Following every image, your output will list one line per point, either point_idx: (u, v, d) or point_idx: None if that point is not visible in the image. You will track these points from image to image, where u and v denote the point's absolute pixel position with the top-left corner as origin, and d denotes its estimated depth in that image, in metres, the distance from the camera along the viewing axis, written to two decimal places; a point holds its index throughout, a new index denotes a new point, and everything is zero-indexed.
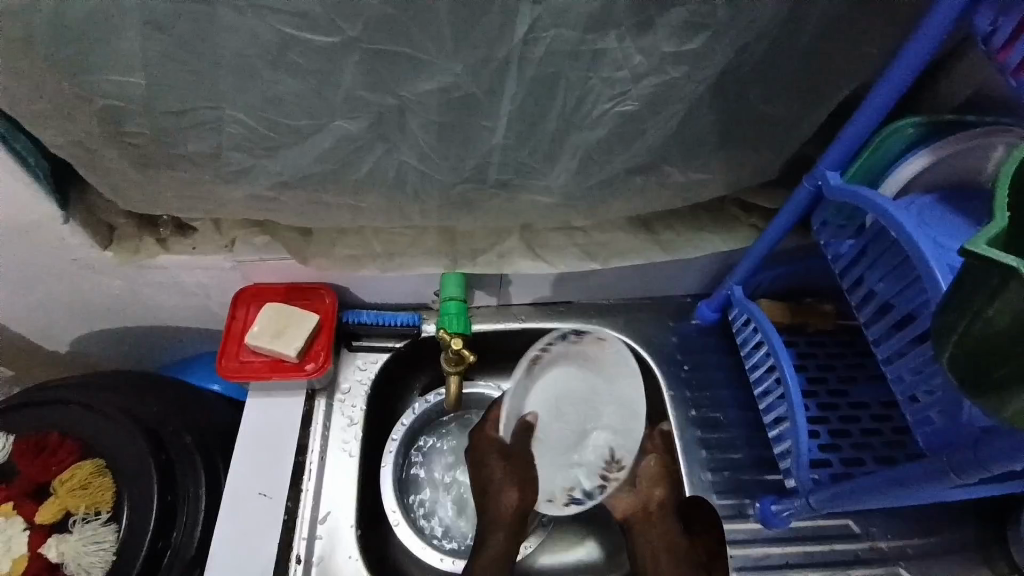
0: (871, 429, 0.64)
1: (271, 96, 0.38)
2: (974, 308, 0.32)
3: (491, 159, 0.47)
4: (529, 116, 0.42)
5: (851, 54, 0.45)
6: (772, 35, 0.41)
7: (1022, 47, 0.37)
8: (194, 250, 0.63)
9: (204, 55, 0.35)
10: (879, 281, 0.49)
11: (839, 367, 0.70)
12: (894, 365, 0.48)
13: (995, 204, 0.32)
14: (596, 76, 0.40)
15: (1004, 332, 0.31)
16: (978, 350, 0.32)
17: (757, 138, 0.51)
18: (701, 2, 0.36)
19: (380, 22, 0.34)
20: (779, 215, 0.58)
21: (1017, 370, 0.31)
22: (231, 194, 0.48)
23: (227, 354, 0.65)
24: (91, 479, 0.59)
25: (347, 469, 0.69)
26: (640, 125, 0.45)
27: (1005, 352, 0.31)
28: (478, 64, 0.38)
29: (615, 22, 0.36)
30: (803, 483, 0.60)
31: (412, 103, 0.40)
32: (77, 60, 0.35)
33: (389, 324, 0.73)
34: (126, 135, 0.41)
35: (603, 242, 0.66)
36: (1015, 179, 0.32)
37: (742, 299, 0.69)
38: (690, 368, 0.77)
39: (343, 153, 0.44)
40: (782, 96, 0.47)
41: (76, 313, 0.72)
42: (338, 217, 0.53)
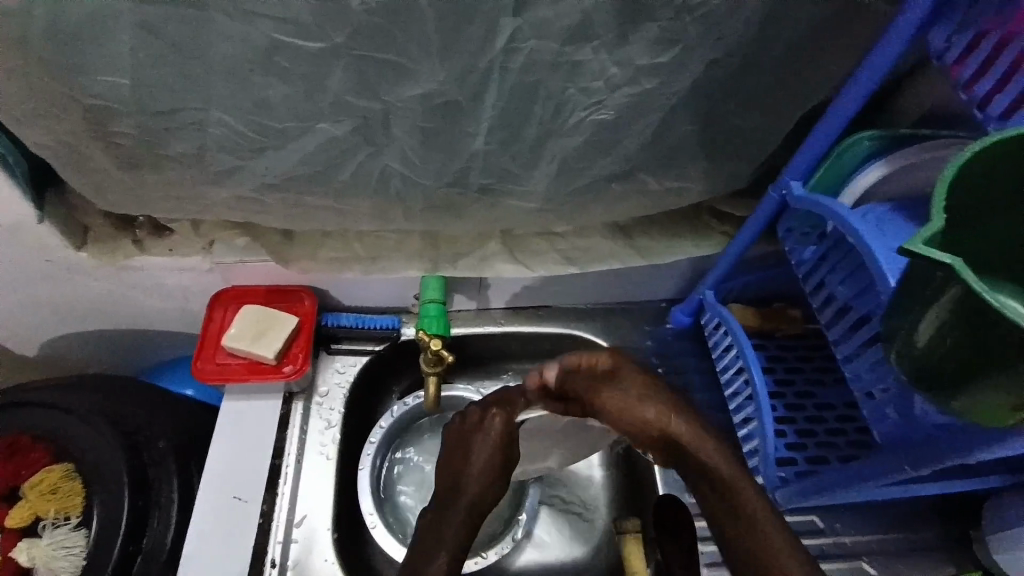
0: (836, 429, 0.67)
1: (258, 98, 0.39)
2: (922, 302, 0.35)
3: (474, 164, 0.48)
4: (510, 123, 0.44)
5: (812, 71, 0.48)
6: (739, 51, 0.44)
7: (976, 62, 0.41)
8: (172, 252, 0.63)
9: (192, 56, 0.36)
10: (839, 284, 0.51)
11: (805, 370, 0.73)
12: (853, 364, 0.50)
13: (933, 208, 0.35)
14: (575, 86, 0.42)
15: (948, 322, 0.33)
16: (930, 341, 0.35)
17: (726, 149, 0.53)
18: (673, 19, 0.38)
19: (367, 30, 0.35)
20: (747, 223, 0.61)
21: (966, 355, 0.33)
22: (215, 195, 0.49)
23: (205, 356, 0.65)
24: (60, 484, 0.58)
25: (324, 472, 0.69)
26: (617, 134, 0.47)
27: (953, 339, 0.33)
28: (462, 71, 0.39)
29: (593, 36, 0.38)
30: (771, 479, 0.63)
31: (397, 108, 0.41)
32: (64, 58, 0.35)
33: (370, 327, 0.74)
34: (110, 133, 0.41)
35: (581, 247, 0.68)
36: (953, 181, 0.34)
37: (714, 303, 0.72)
38: (665, 371, 0.79)
39: (328, 156, 0.45)
40: (749, 109, 0.50)
41: (48, 315, 0.71)
42: (321, 219, 0.53)
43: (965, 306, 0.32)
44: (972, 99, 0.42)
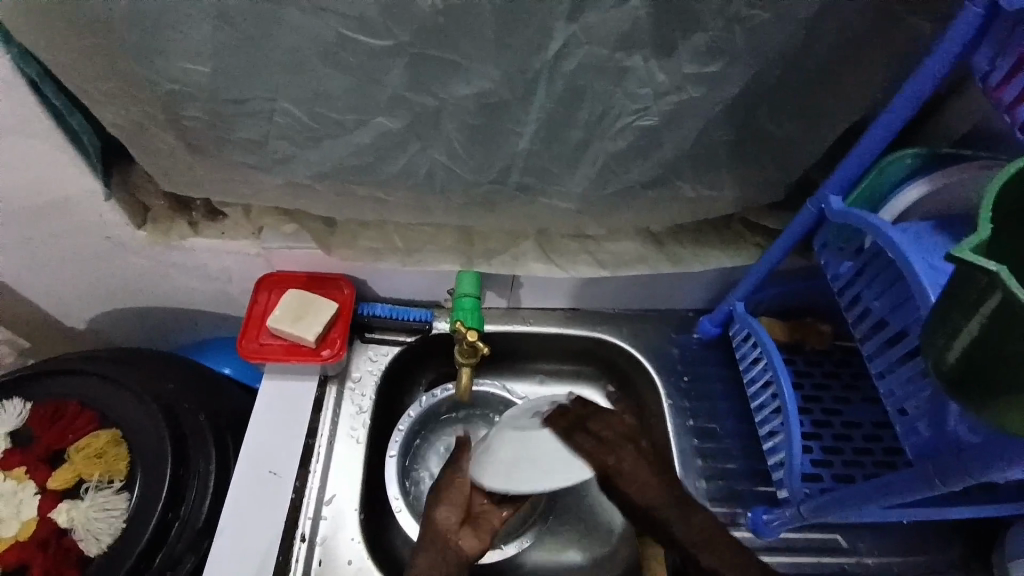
0: (862, 448, 0.66)
1: (320, 91, 0.41)
2: (964, 311, 0.34)
3: (517, 163, 0.50)
4: (556, 124, 0.46)
5: (857, 87, 0.48)
6: (785, 64, 0.44)
7: (1019, 83, 0.40)
8: (222, 235, 0.66)
9: (264, 49, 0.38)
10: (875, 298, 0.52)
11: (833, 387, 0.73)
12: (887, 379, 0.51)
13: (980, 216, 0.34)
14: (622, 91, 0.43)
15: (988, 335, 0.33)
16: (972, 351, 0.34)
17: (766, 160, 0.54)
18: (723, 29, 0.40)
19: (429, 30, 0.37)
20: (780, 237, 0.62)
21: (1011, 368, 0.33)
22: (270, 182, 0.51)
23: (248, 336, 0.68)
24: (107, 448, 0.61)
25: (353, 455, 0.72)
26: (660, 139, 0.48)
27: (995, 350, 0.33)
28: (514, 72, 0.41)
29: (642, 44, 0.39)
30: (794, 492, 0.61)
31: (450, 106, 0.43)
32: (150, 46, 0.38)
33: (403, 318, 0.76)
34: (182, 118, 0.44)
35: (613, 251, 0.69)
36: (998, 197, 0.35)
37: (743, 314, 0.72)
38: (689, 380, 0.80)
39: (380, 149, 0.47)
40: (791, 121, 0.50)
41: (101, 290, 0.74)
42: (367, 209, 0.56)
43: (1006, 317, 0.32)
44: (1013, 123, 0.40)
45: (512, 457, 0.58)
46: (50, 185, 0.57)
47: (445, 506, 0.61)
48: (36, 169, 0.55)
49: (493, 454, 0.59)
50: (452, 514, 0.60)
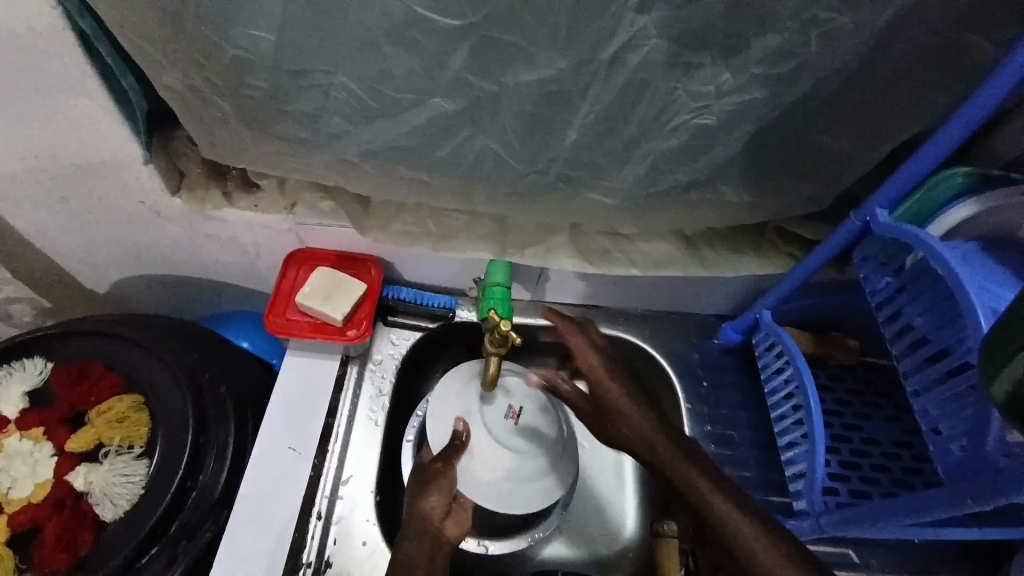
0: (881, 465, 0.66)
1: (382, 68, 0.41)
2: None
3: (567, 154, 0.49)
4: (613, 118, 0.45)
5: (916, 103, 0.48)
6: (850, 73, 0.44)
7: None
8: (256, 208, 0.65)
9: (332, 22, 0.38)
10: (918, 316, 0.51)
11: (854, 402, 0.72)
12: (923, 398, 0.51)
13: None
14: (684, 88, 0.42)
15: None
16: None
17: (814, 168, 0.53)
18: (795, 32, 0.39)
19: (502, 13, 0.37)
20: (818, 248, 0.61)
21: None
22: (317, 156, 0.51)
23: (276, 310, 0.67)
24: (129, 413, 0.61)
25: (371, 436, 0.72)
26: (712, 141, 0.48)
27: None
28: (580, 62, 0.40)
29: (712, 42, 0.39)
30: (815, 504, 0.61)
31: (509, 91, 0.43)
32: (219, 9, 0.38)
33: (428, 304, 0.76)
34: (242, 86, 0.44)
35: (646, 251, 0.69)
36: None
37: (771, 324, 0.71)
38: (709, 385, 0.79)
39: (432, 130, 0.47)
40: (847, 131, 0.49)
41: (128, 255, 0.74)
42: (409, 191, 0.55)
43: None
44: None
45: (501, 471, 0.64)
46: (91, 146, 0.56)
47: (430, 496, 0.59)
48: (78, 128, 0.54)
49: (481, 468, 0.63)
50: (441, 502, 0.59)
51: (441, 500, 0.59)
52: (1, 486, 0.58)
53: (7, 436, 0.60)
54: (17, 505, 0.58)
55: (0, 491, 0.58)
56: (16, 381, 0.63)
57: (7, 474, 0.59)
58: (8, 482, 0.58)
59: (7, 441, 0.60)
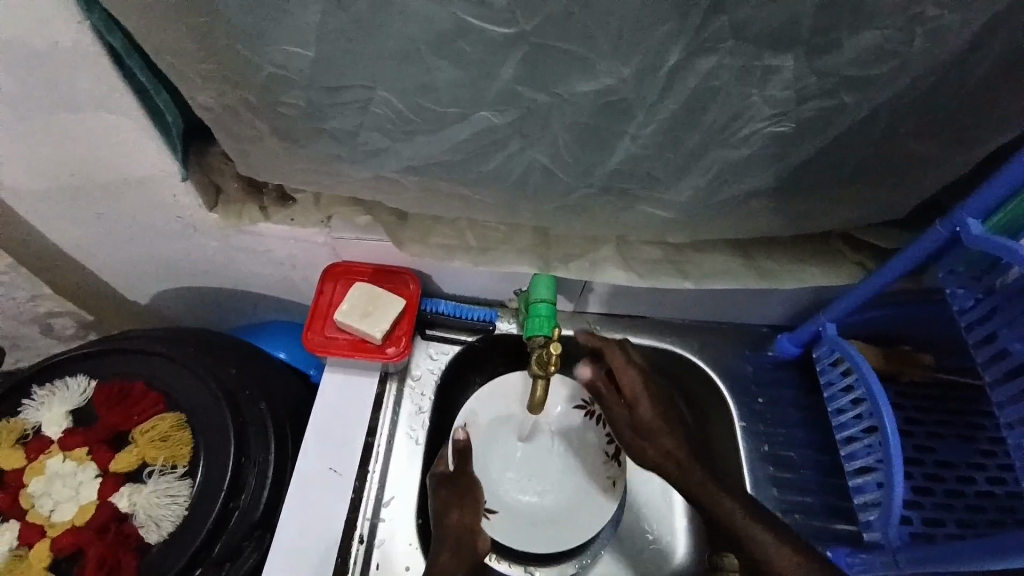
0: (958, 491, 0.61)
1: (427, 82, 0.38)
2: None
3: (622, 167, 0.46)
4: (676, 128, 0.41)
5: (1023, 103, 0.41)
6: (947, 70, 0.38)
7: None
8: (292, 222, 0.63)
9: (374, 34, 0.35)
10: (1016, 340, 0.46)
11: (926, 421, 0.67)
12: (1018, 433, 0.46)
13: None
14: (759, 94, 0.38)
15: None
16: None
17: (900, 176, 0.48)
18: (896, 30, 0.35)
19: (560, 19, 0.33)
20: (895, 258, 0.55)
21: None
22: (356, 172, 0.48)
23: (314, 327, 0.66)
24: (171, 432, 0.60)
25: (412, 457, 0.70)
26: (785, 150, 0.43)
27: None
28: (644, 71, 0.37)
29: (796, 43, 0.35)
30: (890, 538, 0.56)
31: (565, 103, 0.39)
32: (256, 26, 0.35)
33: (466, 317, 0.73)
34: (278, 105, 0.42)
35: (699, 261, 0.64)
36: None
37: (835, 337, 0.66)
38: (765, 402, 0.74)
39: (478, 146, 0.44)
40: (936, 135, 0.44)
41: (166, 269, 0.73)
42: (449, 205, 0.53)
43: None
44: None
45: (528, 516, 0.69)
46: (125, 163, 0.55)
47: (453, 512, 0.60)
48: (114, 147, 0.53)
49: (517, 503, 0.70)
50: (466, 518, 0.60)
51: (466, 514, 0.60)
52: (44, 510, 0.58)
53: (50, 457, 0.60)
54: (60, 528, 0.58)
55: (43, 515, 0.58)
56: (58, 401, 0.62)
57: (49, 497, 0.58)
58: (51, 505, 0.58)
59: (50, 462, 0.59)
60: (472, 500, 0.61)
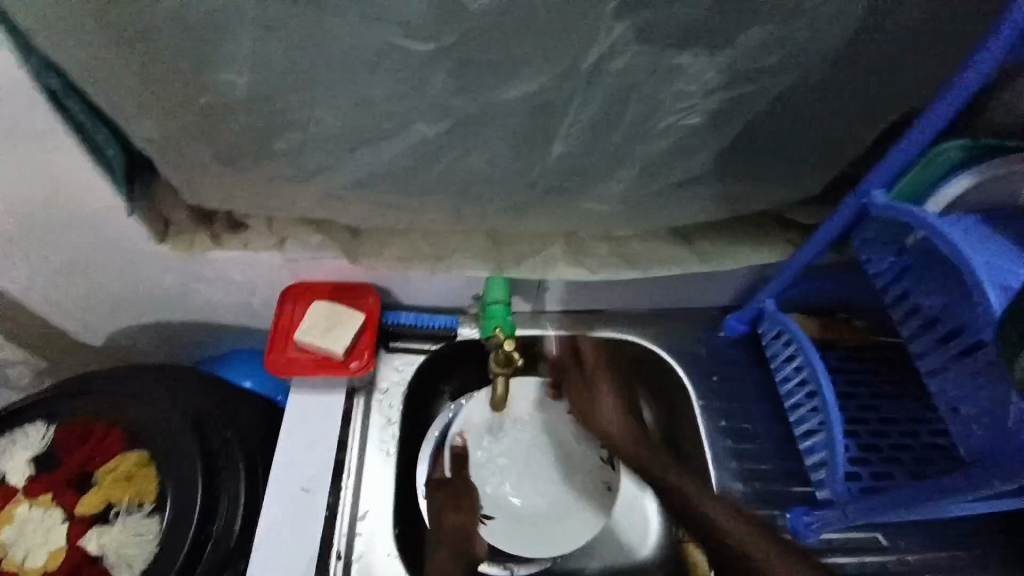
0: (901, 444, 0.65)
1: (360, 99, 0.40)
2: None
3: (557, 167, 0.48)
4: (599, 126, 0.44)
5: (907, 79, 0.46)
6: (837, 56, 0.43)
7: None
8: (245, 246, 0.64)
9: (303, 57, 0.37)
10: (926, 296, 0.50)
11: (868, 382, 0.71)
12: (937, 378, 0.49)
13: None
14: (669, 89, 0.42)
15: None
16: None
17: (813, 153, 0.52)
18: (779, 23, 0.38)
19: (477, 32, 0.36)
20: (819, 230, 0.59)
21: None
22: (304, 191, 0.50)
23: (276, 348, 0.66)
24: (135, 470, 0.60)
25: (384, 469, 0.70)
26: (703, 139, 0.47)
27: None
28: (562, 75, 0.40)
29: (693, 41, 0.38)
30: (840, 492, 0.60)
31: (493, 110, 0.42)
32: (190, 57, 0.37)
33: (428, 326, 0.75)
34: (218, 131, 0.43)
35: (644, 251, 0.67)
36: None
37: (776, 312, 0.70)
38: (719, 379, 0.78)
39: (416, 156, 0.46)
40: (836, 117, 0.48)
41: (120, 305, 0.72)
42: (400, 217, 0.54)
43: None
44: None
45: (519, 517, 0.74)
46: (71, 202, 0.55)
47: (450, 514, 0.69)
48: (58, 187, 0.53)
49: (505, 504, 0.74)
50: (463, 519, 0.69)
51: (463, 513, 0.70)
52: (16, 557, 0.57)
53: (17, 505, 0.59)
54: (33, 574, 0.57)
55: (16, 563, 0.57)
56: (20, 449, 0.61)
57: (21, 545, 0.58)
58: (22, 552, 0.58)
59: (18, 510, 0.59)
60: (469, 501, 0.71)
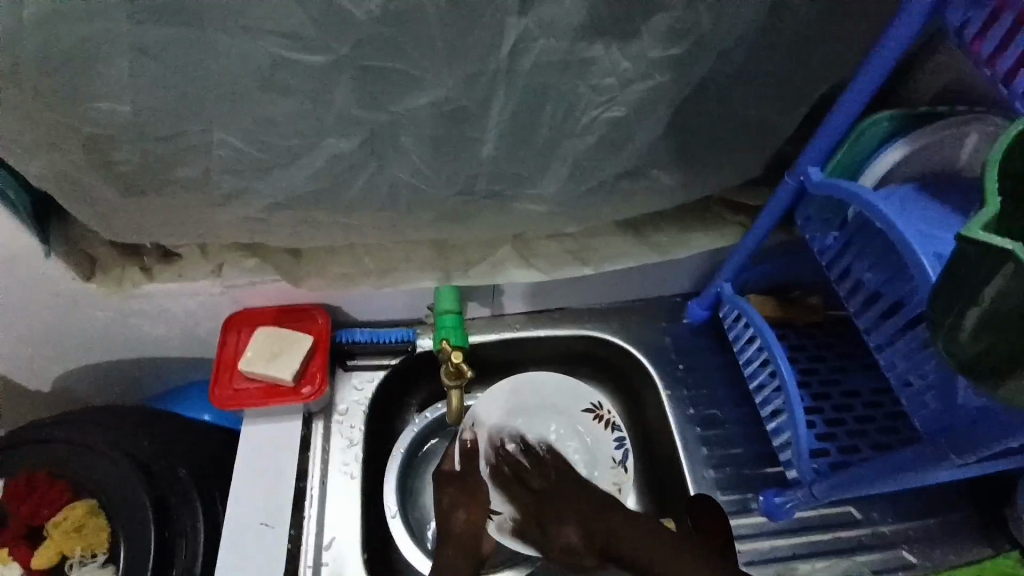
0: (866, 416, 0.65)
1: (264, 117, 0.39)
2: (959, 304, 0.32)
3: (485, 171, 0.47)
4: (519, 126, 0.43)
5: (829, 53, 0.45)
6: (753, 36, 0.42)
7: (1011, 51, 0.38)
8: (180, 277, 0.62)
9: (195, 78, 0.36)
10: (867, 270, 0.50)
11: (830, 357, 0.71)
12: (887, 352, 0.49)
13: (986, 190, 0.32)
14: (585, 84, 0.41)
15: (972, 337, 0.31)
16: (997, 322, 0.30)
17: (750, 139, 0.51)
18: (683, 9, 0.38)
19: (374, 40, 0.36)
20: (765, 210, 0.59)
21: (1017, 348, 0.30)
22: (223, 218, 0.48)
23: (221, 382, 0.64)
24: (84, 521, 0.57)
25: (349, 493, 0.68)
26: (630, 131, 0.46)
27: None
28: (471, 77, 0.39)
29: (599, 33, 0.38)
30: (805, 473, 0.59)
31: (405, 119, 0.41)
32: (77, 86, 0.36)
33: (384, 340, 0.72)
34: (119, 163, 0.41)
35: (595, 246, 0.66)
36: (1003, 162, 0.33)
37: (732, 295, 0.70)
38: (685, 367, 0.77)
39: (335, 172, 0.44)
40: (764, 99, 0.47)
41: (54, 352, 0.69)
42: (333, 235, 0.52)
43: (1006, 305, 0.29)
44: (1013, 95, 0.38)
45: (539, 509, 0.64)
46: None
47: (461, 512, 0.60)
48: None
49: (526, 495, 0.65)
50: (475, 517, 0.60)
51: (474, 515, 0.60)
52: None
53: None
54: None
55: None
56: None
57: None
58: None
59: None
60: (482, 498, 0.61)
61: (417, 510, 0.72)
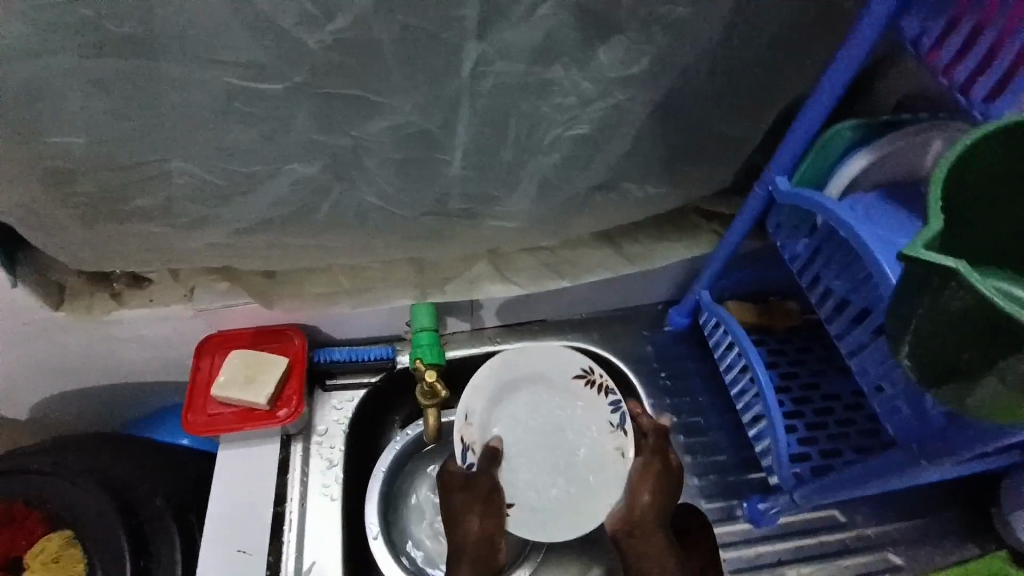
0: (846, 420, 0.65)
1: (224, 145, 0.39)
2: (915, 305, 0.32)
3: (453, 191, 0.47)
4: (484, 146, 0.43)
5: (788, 67, 0.46)
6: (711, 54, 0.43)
7: (965, 64, 0.39)
8: (150, 302, 0.61)
9: (148, 108, 0.36)
10: (835, 278, 0.50)
11: (810, 361, 0.71)
12: (858, 358, 0.49)
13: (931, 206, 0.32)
14: (547, 103, 0.41)
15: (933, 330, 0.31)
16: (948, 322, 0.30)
17: (717, 149, 0.51)
18: (639, 30, 0.38)
19: (328, 68, 0.36)
20: (739, 218, 0.59)
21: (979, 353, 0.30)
22: (188, 244, 0.47)
23: (195, 408, 0.63)
24: (62, 551, 0.56)
25: (329, 515, 0.66)
26: (595, 147, 0.46)
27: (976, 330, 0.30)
28: (431, 99, 0.39)
29: (557, 55, 0.38)
30: (786, 480, 0.59)
31: (368, 142, 0.41)
32: (29, 122, 0.36)
33: (363, 358, 0.72)
34: (78, 195, 0.41)
35: (571, 259, 0.66)
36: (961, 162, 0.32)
37: (710, 303, 0.70)
38: (667, 376, 0.78)
39: (301, 196, 0.44)
40: (729, 112, 0.48)
41: (24, 381, 0.67)
42: (304, 259, 0.52)
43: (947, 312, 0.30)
44: (971, 104, 0.39)
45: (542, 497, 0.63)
46: None
47: (473, 519, 0.59)
48: None
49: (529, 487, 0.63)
50: (486, 527, 0.59)
51: (486, 522, 0.59)
52: None
53: None
54: None
55: None
56: None
57: None
58: None
59: None
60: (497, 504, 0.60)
61: (399, 529, 0.70)
